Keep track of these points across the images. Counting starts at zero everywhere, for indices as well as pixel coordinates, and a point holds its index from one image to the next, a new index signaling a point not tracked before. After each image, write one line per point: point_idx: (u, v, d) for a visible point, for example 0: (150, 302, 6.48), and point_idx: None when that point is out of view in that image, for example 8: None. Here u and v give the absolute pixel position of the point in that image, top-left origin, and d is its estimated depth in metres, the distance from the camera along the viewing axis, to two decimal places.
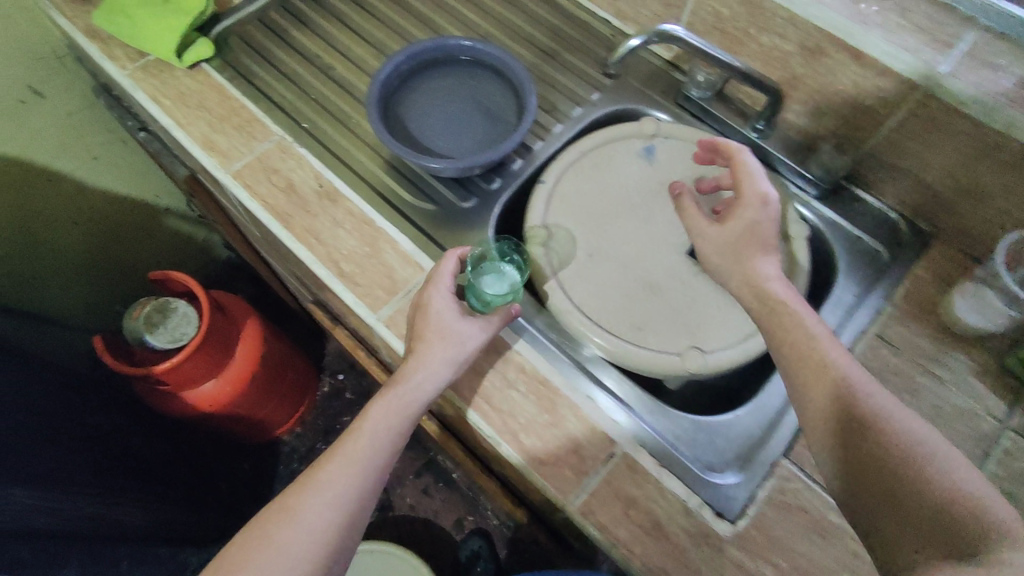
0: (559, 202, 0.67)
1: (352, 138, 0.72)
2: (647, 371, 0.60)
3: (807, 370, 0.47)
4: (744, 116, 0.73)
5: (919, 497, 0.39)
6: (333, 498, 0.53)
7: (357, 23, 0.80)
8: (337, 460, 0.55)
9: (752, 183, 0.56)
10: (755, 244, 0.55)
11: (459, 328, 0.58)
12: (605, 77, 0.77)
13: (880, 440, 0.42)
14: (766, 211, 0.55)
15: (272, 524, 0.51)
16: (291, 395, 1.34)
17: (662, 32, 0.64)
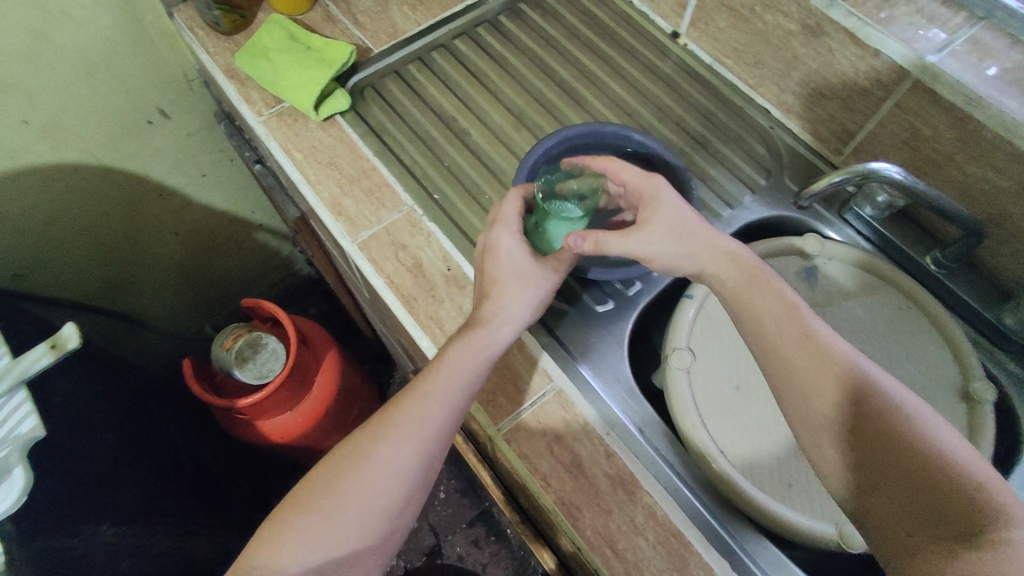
0: (706, 322, 0.61)
1: (484, 215, 0.68)
2: (795, 538, 0.52)
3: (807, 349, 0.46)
4: (920, 242, 0.65)
5: (927, 479, 0.39)
6: (405, 440, 0.50)
7: (497, 86, 0.76)
8: (409, 404, 0.51)
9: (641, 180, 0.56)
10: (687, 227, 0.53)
11: (532, 270, 0.57)
12: (759, 175, 0.71)
13: (883, 420, 0.42)
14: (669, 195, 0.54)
15: (343, 469, 0.49)
16: (357, 427, 1.29)
17: (868, 170, 0.57)
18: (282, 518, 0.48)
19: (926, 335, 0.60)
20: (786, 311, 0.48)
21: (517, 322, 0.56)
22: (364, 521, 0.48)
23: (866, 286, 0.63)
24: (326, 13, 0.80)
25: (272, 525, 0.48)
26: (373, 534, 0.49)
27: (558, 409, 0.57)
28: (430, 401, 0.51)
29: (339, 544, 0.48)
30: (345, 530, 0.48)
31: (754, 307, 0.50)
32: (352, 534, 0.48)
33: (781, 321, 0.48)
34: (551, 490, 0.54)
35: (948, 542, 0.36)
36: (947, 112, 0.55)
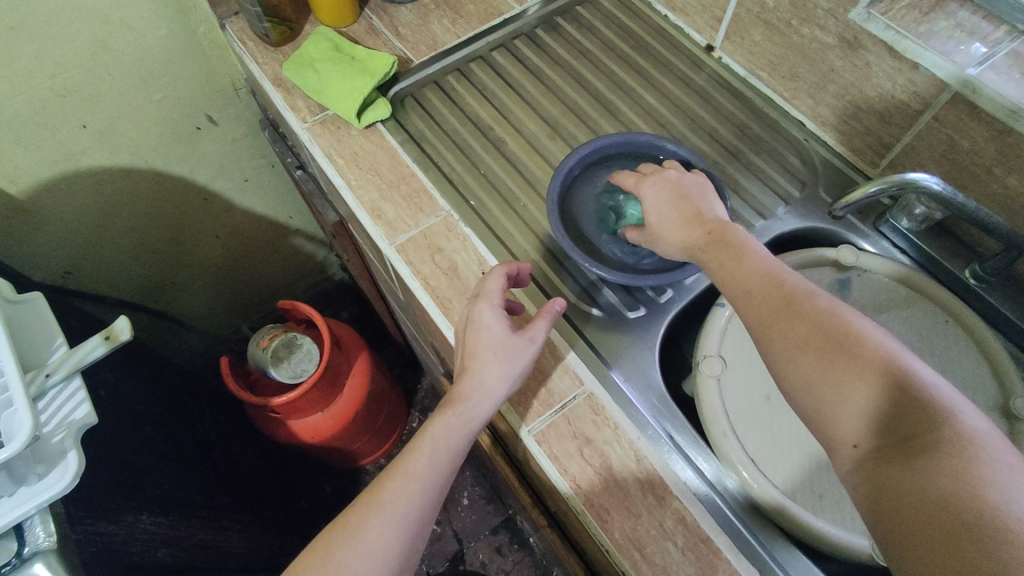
0: (738, 330, 0.61)
1: (518, 221, 0.69)
2: (827, 550, 0.52)
3: (774, 293, 0.47)
4: (959, 256, 0.64)
5: (888, 402, 0.39)
6: (392, 516, 0.50)
7: (532, 97, 0.78)
8: (394, 480, 0.52)
9: (628, 179, 0.61)
10: (671, 215, 0.56)
11: (519, 338, 0.56)
12: (793, 187, 0.71)
13: (844, 348, 0.42)
14: (653, 186, 0.59)
15: (332, 551, 0.49)
16: (384, 429, 1.31)
17: (902, 180, 0.57)
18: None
19: (966, 350, 0.59)
20: (750, 263, 0.50)
21: (496, 398, 0.54)
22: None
23: (903, 298, 0.63)
24: (370, 25, 0.83)
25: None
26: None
27: (588, 412, 0.58)
28: (417, 475, 0.52)
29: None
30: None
31: (720, 272, 0.51)
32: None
33: (750, 268, 0.49)
34: (579, 492, 0.54)
35: (914, 459, 0.37)
36: (987, 125, 0.55)
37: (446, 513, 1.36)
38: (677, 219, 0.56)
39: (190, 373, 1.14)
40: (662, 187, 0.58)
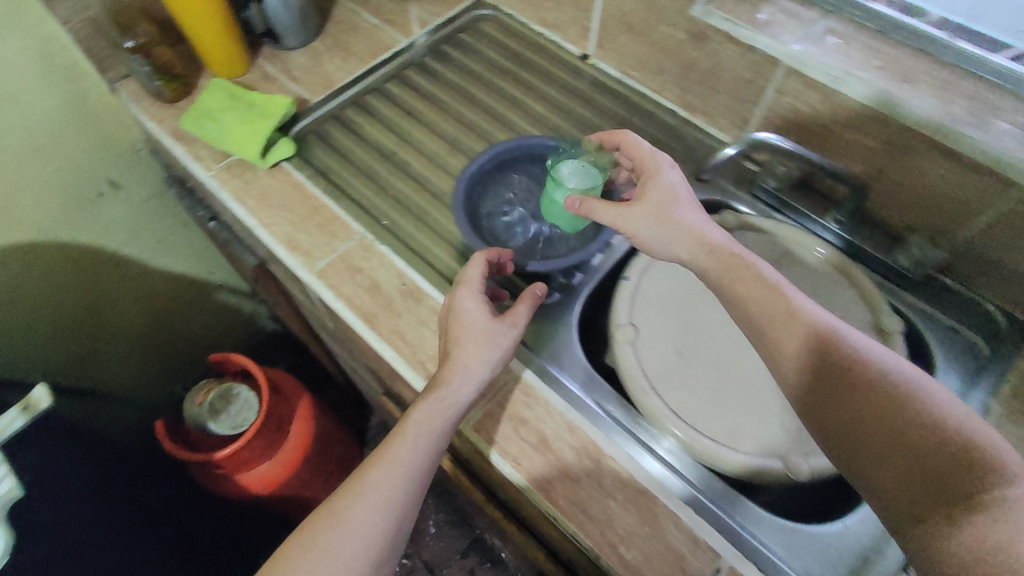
0: (644, 298, 0.66)
1: (431, 234, 0.73)
2: (748, 478, 0.57)
3: (801, 329, 0.47)
4: (821, 206, 0.73)
5: (919, 446, 0.40)
6: (379, 501, 0.52)
7: (429, 119, 0.83)
8: (379, 467, 0.54)
9: (657, 156, 0.61)
10: (670, 204, 0.58)
11: (499, 328, 0.59)
12: (675, 167, 0.78)
13: (877, 395, 0.43)
14: (675, 173, 0.60)
15: (315, 537, 0.50)
16: (338, 472, 1.29)
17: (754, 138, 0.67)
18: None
19: (839, 283, 0.67)
20: (776, 292, 0.49)
21: (477, 381, 0.57)
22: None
23: (781, 247, 0.70)
24: (264, 72, 0.86)
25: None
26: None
27: (519, 395, 0.62)
28: (398, 462, 0.54)
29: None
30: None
31: (739, 291, 0.51)
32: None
33: (773, 303, 0.49)
34: (521, 470, 0.58)
35: (946, 507, 0.38)
36: (818, 92, 0.64)
37: (413, 546, 1.35)
38: (680, 215, 0.57)
39: (134, 430, 1.11)
40: (674, 179, 0.60)
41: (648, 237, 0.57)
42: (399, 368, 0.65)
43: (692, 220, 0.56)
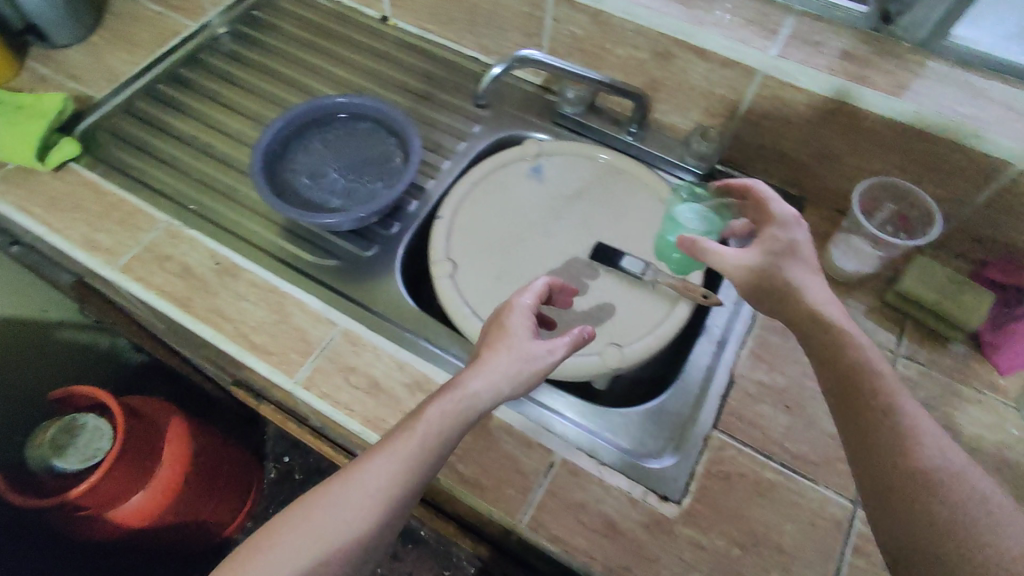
0: (459, 232, 0.68)
1: (243, 210, 0.71)
2: (572, 378, 0.61)
3: (849, 407, 0.45)
4: (617, 123, 0.78)
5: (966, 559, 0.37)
6: (360, 514, 0.44)
7: (231, 99, 0.81)
8: (371, 468, 0.45)
9: (773, 203, 0.57)
10: (790, 261, 0.53)
11: (531, 348, 0.52)
12: (481, 110, 0.81)
13: (922, 488, 0.40)
14: (805, 232, 0.55)
15: (269, 549, 0.42)
16: (235, 489, 1.23)
17: (522, 56, 0.68)
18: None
19: (638, 191, 0.73)
20: (821, 313, 0.50)
21: (497, 392, 0.49)
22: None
23: (583, 165, 0.74)
24: (37, 75, 0.80)
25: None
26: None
27: (347, 346, 0.63)
28: (400, 464, 0.45)
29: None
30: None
31: (812, 342, 0.50)
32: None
33: (832, 377, 0.47)
34: (356, 414, 0.59)
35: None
36: (586, 14, 0.69)
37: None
38: (804, 253, 0.54)
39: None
40: (802, 235, 0.55)
41: (798, 277, 0.52)
42: (222, 346, 0.63)
43: (809, 281, 0.52)
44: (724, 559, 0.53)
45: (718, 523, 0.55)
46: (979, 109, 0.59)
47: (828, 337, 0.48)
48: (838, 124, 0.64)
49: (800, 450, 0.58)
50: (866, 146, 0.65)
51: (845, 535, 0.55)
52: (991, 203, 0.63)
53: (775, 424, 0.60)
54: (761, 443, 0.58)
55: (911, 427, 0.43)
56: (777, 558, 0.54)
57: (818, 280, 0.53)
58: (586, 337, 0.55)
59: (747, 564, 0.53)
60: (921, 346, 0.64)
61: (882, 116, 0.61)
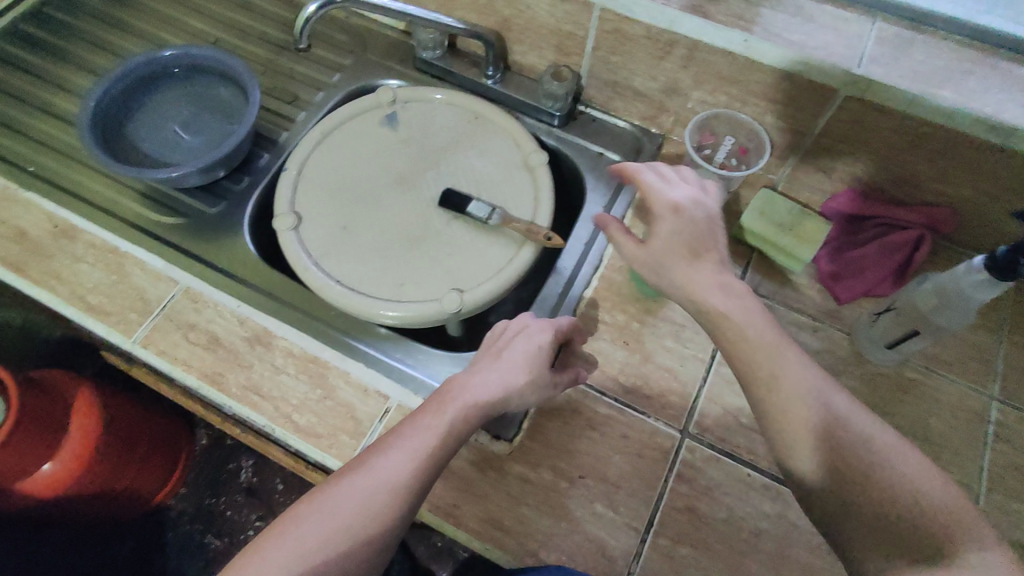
0: (306, 185, 0.67)
1: (87, 170, 0.69)
2: (416, 324, 0.61)
3: (750, 387, 0.44)
4: (478, 66, 0.76)
5: (881, 503, 0.39)
6: (382, 500, 0.44)
7: (79, 56, 0.78)
8: (393, 455, 0.46)
9: (653, 184, 0.52)
10: (681, 244, 0.49)
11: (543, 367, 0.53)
12: (342, 58, 0.78)
13: (855, 474, 0.40)
14: (681, 198, 0.51)
15: (291, 531, 0.43)
16: (163, 455, 1.17)
17: None
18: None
19: (493, 133, 0.71)
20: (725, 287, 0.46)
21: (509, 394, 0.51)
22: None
23: (438, 110, 0.73)
24: None
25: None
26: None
27: (187, 303, 0.62)
28: (420, 454, 0.46)
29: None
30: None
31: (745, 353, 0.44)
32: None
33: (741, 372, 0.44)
34: (193, 370, 0.59)
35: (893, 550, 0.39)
36: None
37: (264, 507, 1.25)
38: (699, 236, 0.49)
39: None
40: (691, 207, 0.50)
41: (703, 285, 0.46)
42: (60, 310, 0.62)
43: (687, 267, 0.48)
44: (551, 493, 0.54)
45: (547, 458, 0.56)
46: (809, 34, 0.57)
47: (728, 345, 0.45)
48: (682, 58, 0.63)
49: (636, 384, 0.59)
50: (709, 79, 0.64)
51: (670, 463, 0.56)
52: (829, 132, 0.62)
53: (613, 359, 0.60)
54: (598, 378, 0.59)
55: (789, 387, 0.42)
56: (604, 489, 0.55)
57: (698, 255, 0.48)
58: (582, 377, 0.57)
59: (574, 496, 0.54)
60: (763, 278, 0.66)
61: (719, 48, 0.60)
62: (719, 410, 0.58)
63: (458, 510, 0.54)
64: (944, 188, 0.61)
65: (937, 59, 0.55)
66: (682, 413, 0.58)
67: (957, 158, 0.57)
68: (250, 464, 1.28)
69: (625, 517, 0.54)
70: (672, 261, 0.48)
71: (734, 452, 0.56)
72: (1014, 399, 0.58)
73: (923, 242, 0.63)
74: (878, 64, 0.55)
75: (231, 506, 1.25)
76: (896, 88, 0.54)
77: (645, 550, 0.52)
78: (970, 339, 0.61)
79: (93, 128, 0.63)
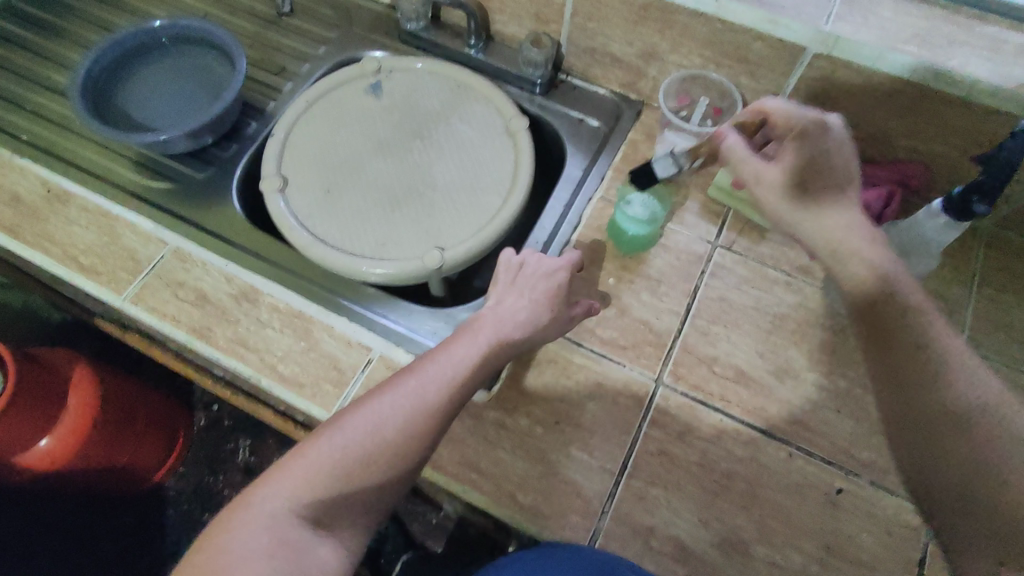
0: (292, 150, 0.69)
1: (79, 139, 0.71)
2: (398, 281, 0.63)
3: (893, 359, 0.45)
4: (460, 37, 0.78)
5: (998, 510, 0.41)
6: (416, 413, 0.49)
7: (71, 31, 0.80)
8: (426, 379, 0.50)
9: (806, 114, 0.52)
10: (827, 181, 0.51)
11: (559, 309, 0.57)
12: (329, 31, 0.80)
13: (955, 449, 0.42)
14: (831, 138, 0.51)
15: (334, 434, 0.47)
16: (162, 435, 1.17)
17: None
18: (265, 487, 0.45)
19: (474, 100, 0.73)
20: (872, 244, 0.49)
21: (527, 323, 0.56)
22: (361, 496, 0.47)
23: (421, 78, 0.74)
24: None
25: (253, 489, 0.45)
26: (361, 513, 0.47)
27: (176, 263, 0.64)
28: (453, 378, 0.51)
29: (308, 543, 0.43)
30: (339, 506, 0.46)
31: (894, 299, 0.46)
32: (343, 513, 0.46)
33: (880, 357, 0.46)
34: (182, 325, 0.61)
35: (1007, 556, 0.40)
36: None
37: None
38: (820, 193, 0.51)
39: None
40: (837, 143, 0.51)
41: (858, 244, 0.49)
42: (53, 270, 0.64)
43: (799, 214, 0.51)
44: (528, 438, 0.56)
45: (524, 405, 0.57)
46: None
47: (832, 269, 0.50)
48: (656, 21, 0.64)
49: (611, 335, 0.61)
50: (682, 42, 0.65)
51: (644, 410, 0.57)
52: (800, 92, 0.63)
53: (589, 313, 0.62)
54: (575, 330, 0.61)
55: (942, 372, 0.44)
56: (578, 434, 0.56)
57: (841, 195, 0.51)
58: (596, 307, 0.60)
59: (550, 440, 0.56)
60: (740, 235, 0.66)
61: (691, 9, 0.61)
62: (693, 360, 0.59)
63: (437, 455, 0.55)
64: (913, 143, 0.62)
65: (903, 16, 0.57)
66: (657, 362, 0.59)
67: (924, 113, 0.58)
68: (249, 443, 1.26)
69: (599, 460, 0.55)
70: (817, 199, 0.51)
71: (708, 399, 0.58)
72: (982, 346, 0.60)
73: (895, 197, 0.63)
74: (846, 21, 0.57)
75: (229, 484, 1.24)
76: (861, 45, 0.56)
77: (618, 491, 0.54)
78: (939, 291, 0.63)
79: (82, 92, 0.66)
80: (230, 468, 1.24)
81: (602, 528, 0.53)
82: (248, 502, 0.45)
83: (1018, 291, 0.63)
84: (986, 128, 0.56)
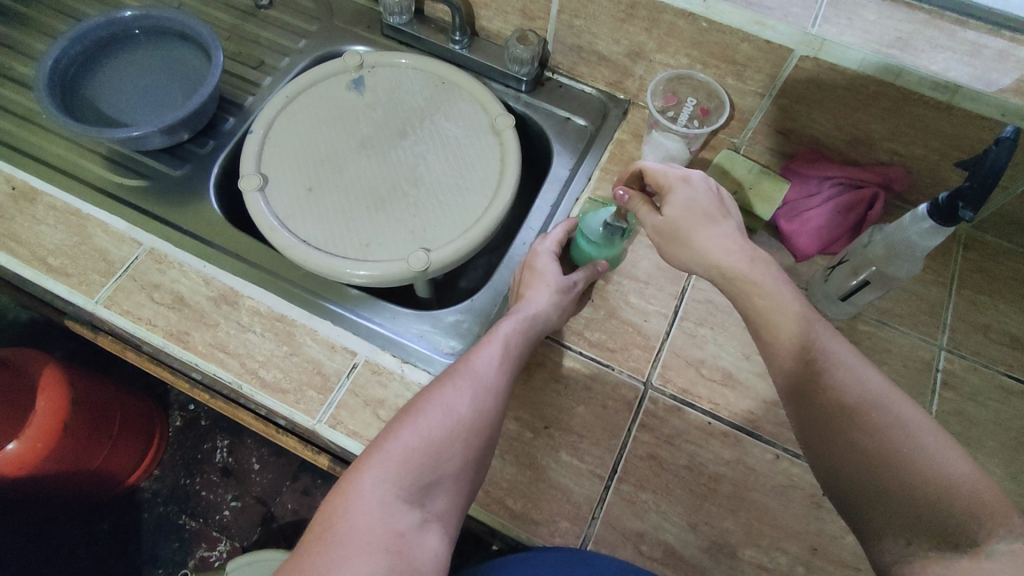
0: (274, 146, 0.67)
1: (44, 133, 0.68)
2: (383, 284, 0.62)
3: (773, 350, 0.45)
4: (445, 31, 0.76)
5: (894, 479, 0.37)
6: (483, 397, 0.49)
7: (35, 19, 0.76)
8: (483, 360, 0.51)
9: (667, 171, 0.54)
10: (701, 220, 0.50)
11: (567, 286, 0.59)
12: (309, 24, 0.78)
13: (864, 441, 0.39)
14: (692, 187, 0.52)
15: (416, 421, 0.47)
16: (135, 436, 1.10)
17: None
18: (363, 478, 0.44)
19: (459, 96, 0.72)
20: (766, 271, 0.47)
21: (555, 311, 0.57)
22: (456, 478, 0.47)
23: (403, 75, 0.73)
24: None
25: (354, 478, 0.44)
26: (459, 493, 0.47)
27: (151, 264, 0.62)
28: (503, 358, 0.52)
29: (415, 528, 0.43)
30: (436, 489, 0.46)
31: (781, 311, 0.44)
32: (440, 496, 0.46)
33: (782, 361, 0.44)
34: (158, 329, 0.58)
35: (914, 536, 0.36)
36: None
37: (239, 486, 1.17)
38: (700, 233, 0.50)
39: None
40: (703, 190, 0.52)
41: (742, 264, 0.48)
42: (17, 271, 0.61)
43: (687, 254, 0.51)
44: (517, 442, 0.55)
45: (513, 410, 0.57)
46: None
47: (746, 295, 0.47)
48: (644, 20, 0.64)
49: (599, 338, 0.60)
50: (670, 41, 0.64)
51: (632, 413, 0.57)
52: (785, 93, 0.64)
53: (578, 316, 0.61)
54: (563, 333, 0.60)
55: (827, 364, 0.42)
56: (567, 438, 0.56)
57: (722, 227, 0.50)
58: (602, 271, 0.62)
59: (540, 445, 0.55)
60: None
61: (678, 9, 0.60)
62: (681, 362, 0.59)
63: None
64: (897, 147, 0.63)
65: (887, 19, 0.57)
66: (646, 364, 0.59)
67: (907, 116, 0.59)
68: (226, 443, 1.20)
69: (589, 464, 0.55)
70: (698, 235, 0.50)
71: (695, 401, 0.58)
72: (961, 348, 0.61)
73: (877, 200, 0.64)
74: (832, 24, 0.57)
75: (204, 486, 1.18)
76: (849, 48, 0.56)
77: (608, 495, 0.54)
78: (919, 292, 0.64)
79: (49, 86, 0.63)
80: (205, 471, 1.18)
81: (592, 534, 0.53)
82: (347, 493, 0.44)
83: (994, 292, 0.64)
84: (967, 132, 0.57)
